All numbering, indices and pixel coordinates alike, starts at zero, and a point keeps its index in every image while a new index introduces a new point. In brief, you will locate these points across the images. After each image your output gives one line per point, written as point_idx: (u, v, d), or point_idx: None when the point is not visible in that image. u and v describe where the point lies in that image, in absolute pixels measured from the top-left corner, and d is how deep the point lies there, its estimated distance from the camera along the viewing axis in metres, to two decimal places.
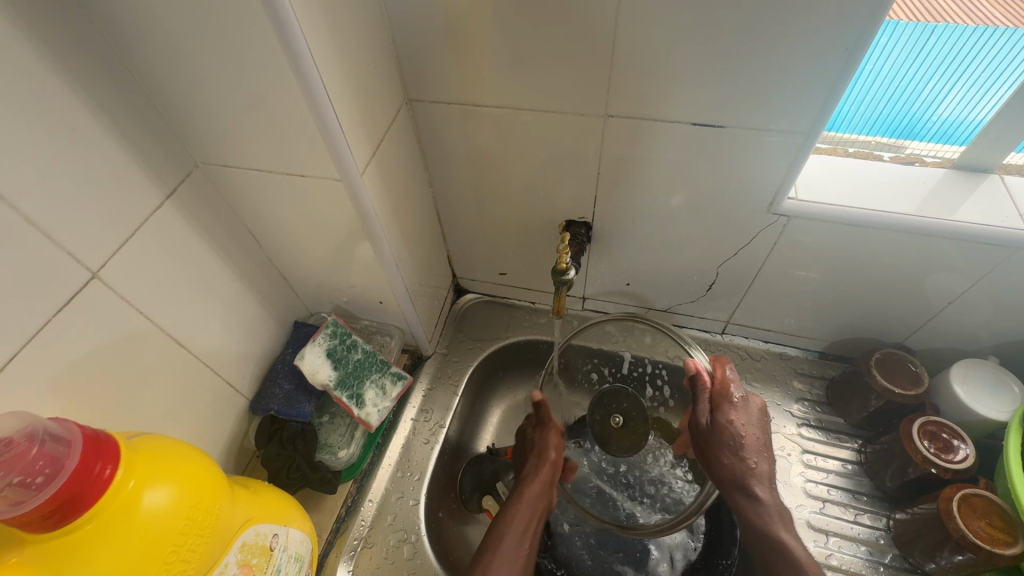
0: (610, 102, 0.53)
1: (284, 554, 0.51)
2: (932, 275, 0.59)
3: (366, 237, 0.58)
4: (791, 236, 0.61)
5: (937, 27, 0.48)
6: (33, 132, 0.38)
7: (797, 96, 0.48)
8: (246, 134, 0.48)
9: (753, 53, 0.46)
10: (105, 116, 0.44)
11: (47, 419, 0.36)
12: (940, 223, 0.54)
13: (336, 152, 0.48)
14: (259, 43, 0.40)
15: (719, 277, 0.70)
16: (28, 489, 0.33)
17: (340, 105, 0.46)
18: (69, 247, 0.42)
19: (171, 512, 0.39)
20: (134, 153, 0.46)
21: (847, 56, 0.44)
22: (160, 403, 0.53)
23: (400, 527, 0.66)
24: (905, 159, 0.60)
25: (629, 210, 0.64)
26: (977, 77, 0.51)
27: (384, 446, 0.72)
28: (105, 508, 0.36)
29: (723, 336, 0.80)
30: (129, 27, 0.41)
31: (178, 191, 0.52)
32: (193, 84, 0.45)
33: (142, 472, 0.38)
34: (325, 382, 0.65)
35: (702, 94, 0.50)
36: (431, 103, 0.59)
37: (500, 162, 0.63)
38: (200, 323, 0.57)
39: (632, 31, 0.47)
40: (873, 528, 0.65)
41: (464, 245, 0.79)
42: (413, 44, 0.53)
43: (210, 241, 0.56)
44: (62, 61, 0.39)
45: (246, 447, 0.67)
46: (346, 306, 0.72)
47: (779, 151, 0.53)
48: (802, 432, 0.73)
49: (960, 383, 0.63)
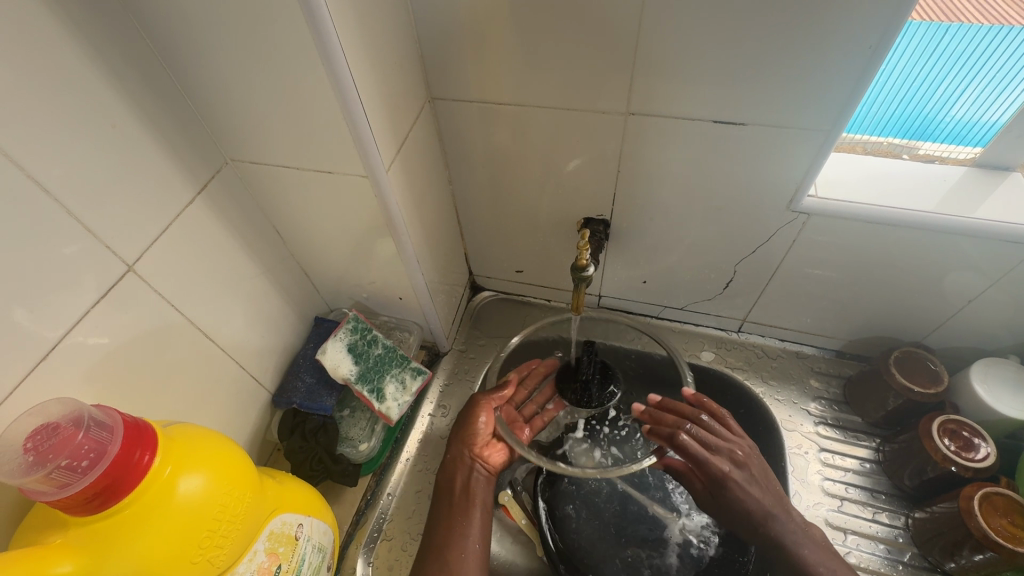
0: (632, 99, 0.53)
1: (308, 544, 0.52)
2: (951, 273, 0.59)
3: (389, 233, 0.58)
4: (810, 234, 0.61)
5: (950, 27, 0.49)
6: (75, 128, 0.40)
7: (820, 94, 0.48)
8: (276, 131, 0.49)
9: (777, 51, 0.46)
10: (142, 112, 0.45)
11: (90, 406, 0.37)
12: (962, 221, 0.54)
13: (363, 149, 0.49)
14: (293, 42, 0.41)
15: (737, 275, 0.70)
16: (73, 473, 0.34)
17: (368, 102, 0.47)
18: (106, 240, 0.43)
19: (205, 498, 0.40)
20: (168, 149, 0.48)
21: (871, 54, 0.45)
22: (189, 394, 0.54)
23: (418, 520, 0.67)
24: (921, 159, 0.60)
25: (647, 207, 0.64)
26: (991, 76, 0.51)
27: (402, 440, 0.72)
28: (143, 494, 0.37)
29: (739, 335, 0.80)
30: (167, 25, 0.42)
31: (208, 187, 0.53)
32: (226, 82, 0.46)
33: (179, 459, 0.39)
34: (346, 376, 0.65)
35: (724, 92, 0.50)
36: (453, 101, 0.60)
37: (521, 159, 0.64)
38: (226, 317, 0.58)
39: (656, 29, 0.47)
40: (892, 527, 0.65)
41: (482, 242, 0.80)
42: (437, 42, 0.54)
43: (237, 236, 0.57)
44: (103, 58, 0.41)
45: (268, 439, 0.68)
46: (365, 302, 0.73)
47: (800, 149, 0.53)
48: (819, 430, 0.73)
49: (980, 383, 0.62)
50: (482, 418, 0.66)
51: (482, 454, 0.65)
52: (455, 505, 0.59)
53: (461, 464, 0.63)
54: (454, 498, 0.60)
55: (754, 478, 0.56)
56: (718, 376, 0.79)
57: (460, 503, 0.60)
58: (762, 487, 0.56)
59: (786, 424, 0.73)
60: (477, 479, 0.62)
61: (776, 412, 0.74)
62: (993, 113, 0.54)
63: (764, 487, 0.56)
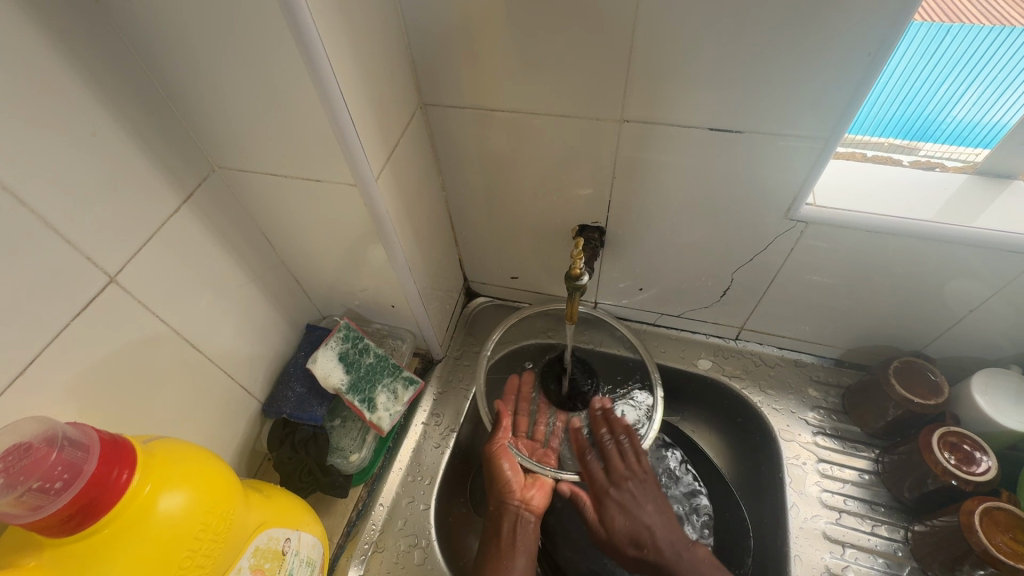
0: (626, 106, 0.53)
1: (296, 558, 0.51)
2: (951, 282, 0.58)
3: (379, 241, 0.58)
4: (808, 242, 0.60)
5: (952, 27, 0.47)
6: (54, 137, 0.39)
7: (817, 101, 0.47)
8: (261, 138, 0.48)
9: (774, 58, 0.45)
10: (124, 121, 0.44)
11: (65, 424, 0.36)
12: (963, 231, 0.53)
13: (352, 157, 0.48)
14: (276, 48, 0.40)
15: (734, 283, 0.69)
16: (47, 494, 0.33)
17: (356, 110, 0.46)
18: (87, 251, 0.43)
19: (187, 516, 0.39)
20: (151, 157, 0.47)
21: (870, 61, 0.44)
22: (175, 406, 0.53)
23: (410, 531, 0.66)
24: (925, 164, 0.59)
25: (643, 215, 0.64)
26: (993, 78, 0.50)
27: (395, 450, 0.71)
28: (122, 514, 0.36)
29: (737, 343, 0.79)
30: (148, 31, 0.41)
31: (193, 195, 0.52)
32: (210, 88, 0.45)
33: (159, 476, 0.38)
34: (337, 386, 0.65)
35: (720, 99, 0.49)
36: (445, 107, 0.59)
37: (514, 165, 0.63)
38: (214, 326, 0.57)
39: (650, 35, 0.46)
40: (891, 540, 0.65)
41: (476, 248, 0.79)
42: (429, 48, 0.53)
43: (225, 245, 0.56)
44: (82, 65, 0.40)
45: (257, 449, 0.67)
46: (357, 310, 0.72)
47: (797, 157, 0.52)
48: (818, 440, 0.72)
49: (981, 394, 0.61)
50: (506, 461, 0.67)
51: (525, 498, 0.66)
52: (504, 551, 0.61)
53: (504, 513, 0.65)
54: (505, 543, 0.62)
55: (630, 501, 0.64)
56: (715, 384, 0.78)
57: (511, 547, 0.62)
58: (633, 512, 0.63)
59: (783, 434, 0.72)
60: (520, 522, 0.64)
61: (774, 422, 0.73)
62: (997, 113, 0.52)
63: (632, 515, 0.63)
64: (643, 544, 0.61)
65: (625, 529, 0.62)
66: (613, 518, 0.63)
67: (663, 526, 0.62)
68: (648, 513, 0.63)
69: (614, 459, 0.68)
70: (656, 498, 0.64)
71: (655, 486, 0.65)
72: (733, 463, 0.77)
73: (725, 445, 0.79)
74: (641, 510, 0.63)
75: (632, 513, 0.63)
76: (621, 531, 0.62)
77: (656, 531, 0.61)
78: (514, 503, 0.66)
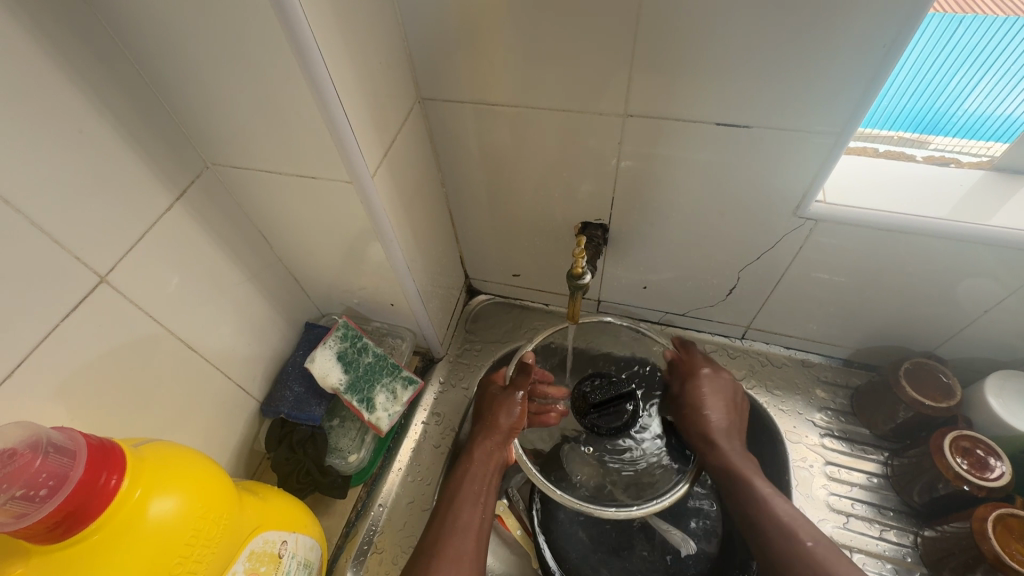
0: (629, 101, 0.51)
1: (293, 560, 0.50)
2: (964, 281, 0.56)
3: (377, 238, 0.56)
4: (817, 241, 0.58)
5: (964, 18, 0.45)
6: (42, 135, 0.38)
7: (828, 96, 0.46)
8: (255, 135, 0.47)
9: (785, 50, 0.43)
10: (113, 116, 0.43)
11: (51, 429, 0.35)
12: (977, 229, 0.51)
13: (346, 153, 0.46)
14: (267, 41, 0.39)
15: (740, 281, 0.68)
16: (31, 502, 0.33)
17: (351, 106, 0.45)
18: (77, 250, 0.42)
19: (178, 521, 0.38)
20: (141, 153, 0.46)
21: (884, 54, 0.42)
22: (170, 406, 0.53)
23: (410, 533, 0.66)
24: (939, 160, 0.57)
25: (647, 211, 0.62)
26: (1006, 70, 0.47)
27: (394, 450, 0.71)
28: (111, 519, 0.35)
29: (743, 342, 0.78)
30: (136, 24, 0.40)
31: (187, 193, 0.51)
32: (199, 82, 0.44)
33: (150, 481, 0.38)
34: (335, 385, 0.64)
35: (725, 92, 0.48)
36: (443, 102, 0.58)
37: (515, 162, 0.61)
38: (210, 325, 0.56)
39: (655, 26, 0.44)
40: (900, 545, 0.63)
41: (477, 245, 0.77)
42: (425, 41, 0.52)
43: (220, 244, 0.56)
44: (67, 57, 0.39)
45: (256, 449, 0.67)
46: (357, 308, 0.72)
47: (805, 152, 0.50)
48: (825, 442, 0.70)
49: (995, 396, 0.60)
50: (507, 413, 0.62)
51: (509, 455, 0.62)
52: (463, 502, 0.55)
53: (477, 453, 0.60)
54: (466, 488, 0.56)
55: (698, 393, 0.63)
56: None
57: (473, 504, 0.55)
58: (700, 398, 0.63)
59: (790, 436, 0.71)
60: (485, 466, 0.58)
61: (781, 423, 0.72)
62: (1011, 106, 0.50)
63: (701, 401, 0.63)
64: (707, 443, 0.60)
65: (691, 410, 0.63)
66: (701, 395, 0.63)
67: (726, 421, 0.61)
68: (719, 405, 0.62)
69: (697, 357, 0.67)
70: (728, 408, 0.63)
71: (738, 406, 0.63)
72: None
73: None
74: (705, 398, 0.63)
75: (703, 404, 0.62)
76: (689, 412, 0.63)
77: (721, 423, 0.61)
78: (489, 456, 0.59)
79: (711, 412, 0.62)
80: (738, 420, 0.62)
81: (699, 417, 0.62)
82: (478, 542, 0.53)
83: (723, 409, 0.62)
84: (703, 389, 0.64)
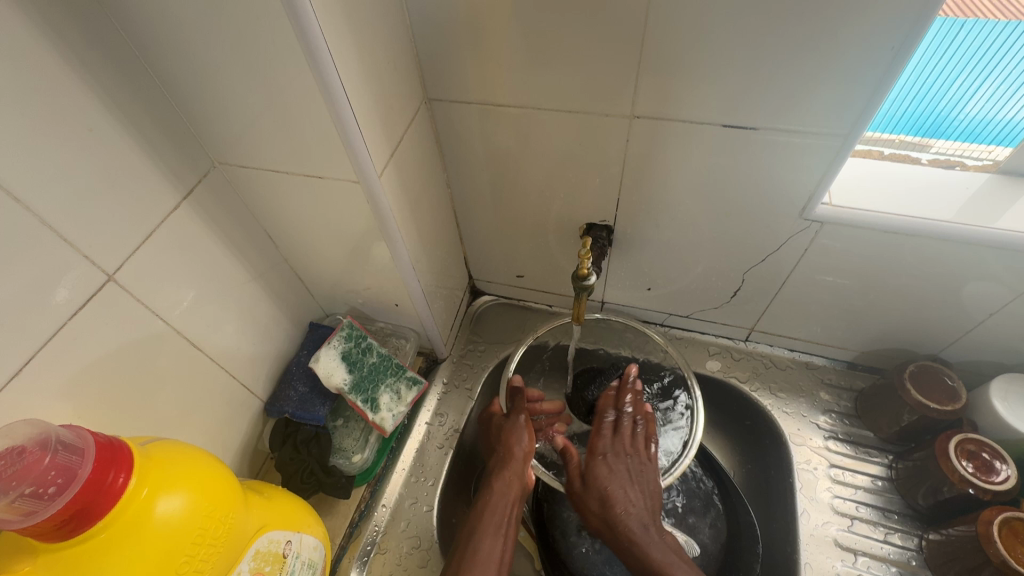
0: (636, 102, 0.51)
1: (297, 561, 0.50)
2: (969, 284, 0.56)
3: (382, 238, 0.56)
4: (822, 243, 0.58)
5: (966, 22, 0.45)
6: (53, 133, 0.38)
7: (836, 98, 0.46)
8: (262, 134, 0.47)
9: (793, 52, 0.43)
10: (122, 115, 0.43)
11: (59, 427, 0.35)
12: (983, 232, 0.51)
13: (354, 153, 0.47)
14: (277, 41, 0.39)
15: (745, 283, 0.68)
16: (40, 499, 0.32)
17: (359, 105, 0.45)
18: (84, 248, 0.42)
19: (185, 520, 0.38)
20: (149, 152, 0.46)
21: (892, 57, 0.42)
22: (175, 405, 0.53)
23: (413, 533, 0.65)
24: (945, 163, 0.57)
25: (652, 213, 0.62)
26: (1007, 74, 0.48)
27: (398, 450, 0.71)
28: (119, 517, 0.35)
29: (747, 344, 0.78)
30: (145, 23, 0.40)
31: (194, 192, 0.51)
32: (208, 82, 0.44)
33: (157, 480, 0.38)
34: (339, 385, 0.64)
35: (732, 94, 0.48)
36: (449, 102, 0.58)
37: (521, 163, 0.62)
38: (214, 324, 0.56)
39: (664, 28, 0.45)
40: (905, 549, 0.63)
41: (482, 246, 0.77)
42: (433, 41, 0.52)
43: (226, 243, 0.56)
44: (77, 56, 0.39)
45: (260, 448, 0.67)
46: (361, 308, 0.72)
47: (812, 154, 0.50)
48: (829, 445, 0.70)
49: (1000, 400, 0.60)
50: (529, 437, 0.62)
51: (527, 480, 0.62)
52: (483, 534, 0.56)
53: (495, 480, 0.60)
54: (488, 517, 0.57)
55: (608, 479, 0.58)
56: (723, 386, 0.77)
57: (495, 533, 0.56)
58: (609, 483, 0.58)
59: (794, 438, 0.71)
60: (506, 494, 0.59)
61: (785, 426, 0.72)
62: (1012, 110, 0.50)
63: (615, 481, 0.58)
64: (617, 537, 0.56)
65: (599, 499, 0.58)
66: (598, 479, 0.59)
67: (642, 508, 0.57)
68: (635, 492, 0.58)
69: (603, 430, 0.63)
70: (643, 483, 0.58)
71: (653, 481, 0.59)
72: (740, 466, 0.76)
73: (733, 447, 0.77)
74: (615, 484, 0.58)
75: (602, 492, 0.58)
76: (596, 498, 0.58)
77: (634, 510, 0.56)
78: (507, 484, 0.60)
79: (621, 499, 0.57)
80: (655, 500, 0.58)
81: (608, 508, 0.57)
82: (501, 573, 0.54)
83: (638, 488, 0.58)
84: (612, 469, 0.59)
